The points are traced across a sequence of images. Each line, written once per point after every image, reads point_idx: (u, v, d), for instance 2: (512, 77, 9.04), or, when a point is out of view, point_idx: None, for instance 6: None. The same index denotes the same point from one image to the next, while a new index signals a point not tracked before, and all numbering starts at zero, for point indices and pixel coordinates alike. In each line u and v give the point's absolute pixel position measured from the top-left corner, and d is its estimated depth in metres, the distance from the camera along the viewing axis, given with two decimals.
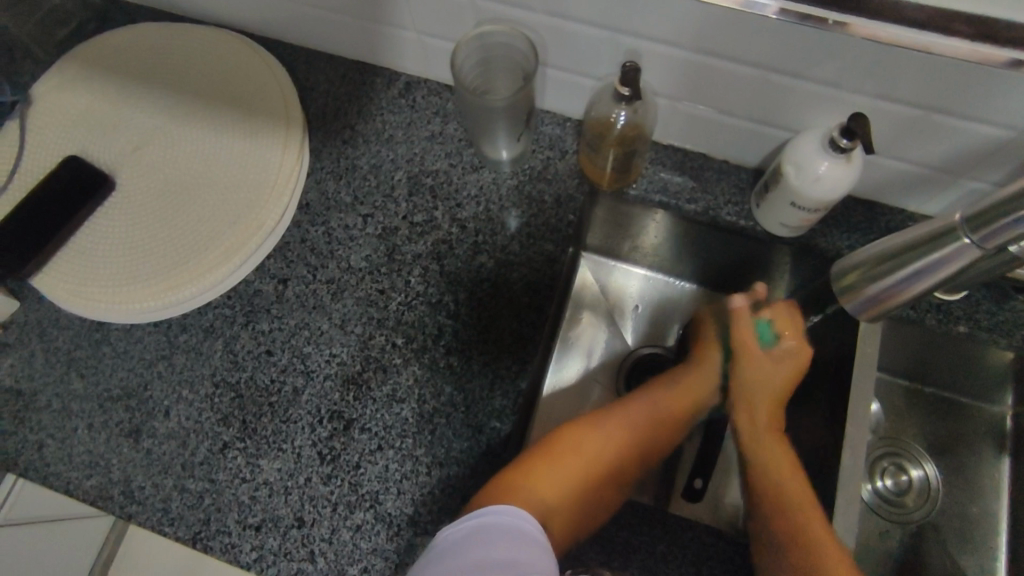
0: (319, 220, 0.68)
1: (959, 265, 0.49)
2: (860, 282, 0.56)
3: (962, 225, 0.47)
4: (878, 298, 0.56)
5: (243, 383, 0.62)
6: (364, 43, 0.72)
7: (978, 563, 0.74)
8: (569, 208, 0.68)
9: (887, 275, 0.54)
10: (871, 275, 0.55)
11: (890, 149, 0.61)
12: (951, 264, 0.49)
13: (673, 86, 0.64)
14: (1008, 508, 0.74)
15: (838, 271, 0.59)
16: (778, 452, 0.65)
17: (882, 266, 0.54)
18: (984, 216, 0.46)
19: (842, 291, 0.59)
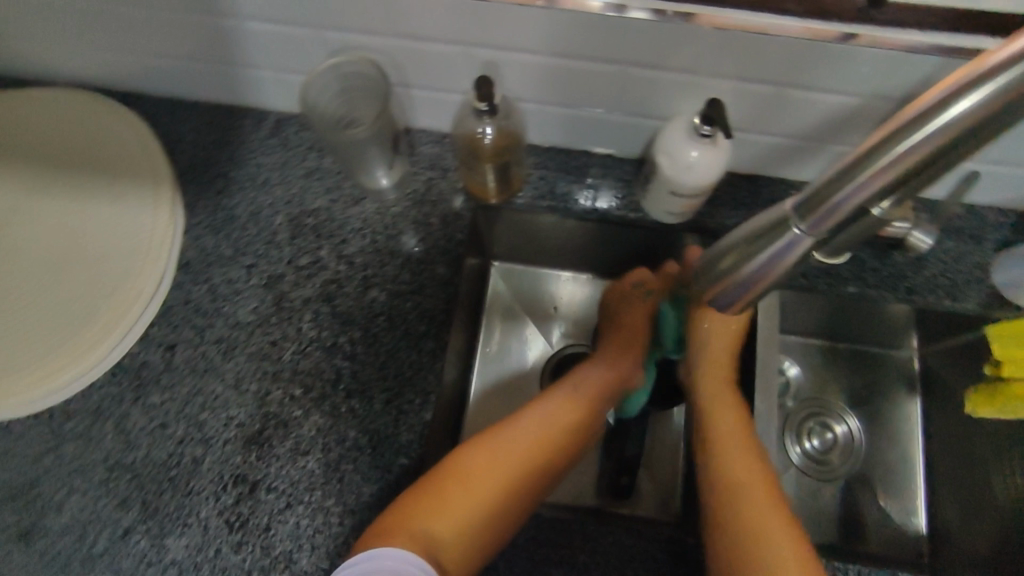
0: (201, 277, 0.66)
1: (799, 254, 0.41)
2: (716, 276, 0.48)
3: (791, 216, 0.40)
4: (739, 289, 0.47)
5: (139, 462, 0.59)
6: (224, 86, 0.69)
7: (900, 505, 0.76)
8: (458, 226, 0.67)
9: (747, 264, 0.45)
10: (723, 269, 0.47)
11: (756, 125, 0.62)
12: (789, 256, 0.42)
13: (537, 90, 0.62)
14: (922, 442, 0.78)
15: (707, 257, 0.49)
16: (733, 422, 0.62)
17: (730, 260, 0.46)
18: (811, 199, 0.39)
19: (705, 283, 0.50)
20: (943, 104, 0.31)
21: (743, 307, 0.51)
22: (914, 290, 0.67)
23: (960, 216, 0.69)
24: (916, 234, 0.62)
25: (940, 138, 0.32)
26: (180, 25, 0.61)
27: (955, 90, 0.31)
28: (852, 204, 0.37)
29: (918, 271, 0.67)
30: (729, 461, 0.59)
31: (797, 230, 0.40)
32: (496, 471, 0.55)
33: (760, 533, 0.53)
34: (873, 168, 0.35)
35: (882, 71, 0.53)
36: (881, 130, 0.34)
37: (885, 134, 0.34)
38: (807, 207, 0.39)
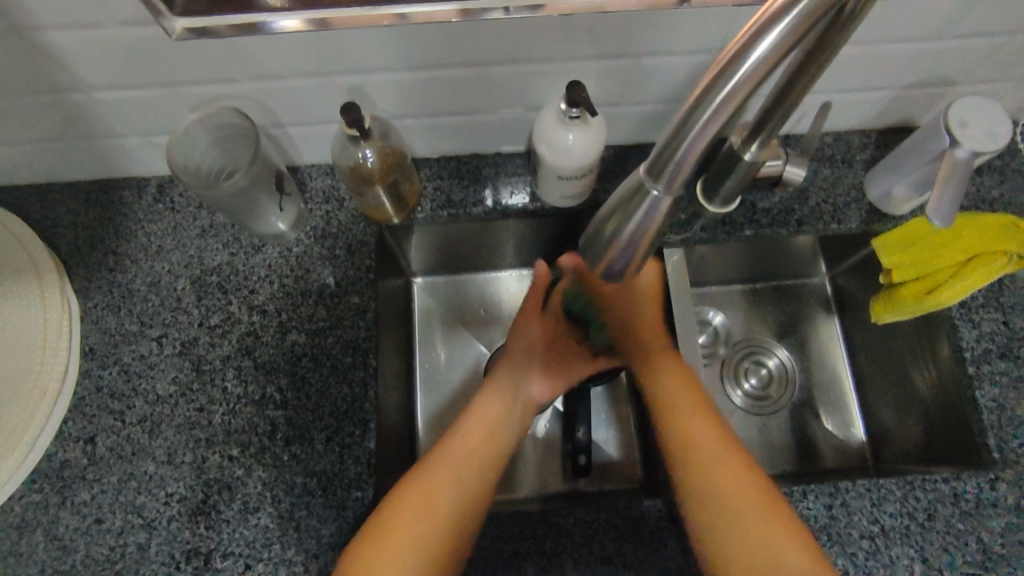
0: (109, 361, 0.63)
1: (665, 212, 0.44)
2: (602, 246, 0.48)
3: (647, 176, 0.42)
4: (627, 253, 0.48)
5: (80, 564, 0.56)
6: (93, 160, 0.67)
7: (839, 421, 0.81)
8: (364, 252, 0.67)
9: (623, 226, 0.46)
10: (604, 239, 0.47)
11: (626, 99, 0.65)
12: (658, 214, 0.44)
13: (411, 105, 0.63)
14: (847, 356, 0.84)
15: (588, 234, 0.49)
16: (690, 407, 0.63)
17: (609, 227, 0.46)
18: (659, 158, 0.41)
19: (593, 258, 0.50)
20: (745, 50, 0.36)
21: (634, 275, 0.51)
22: (803, 221, 0.71)
23: (830, 143, 0.74)
24: (789, 169, 0.66)
25: (748, 78, 0.36)
26: (30, 107, 0.59)
27: (753, 35, 0.35)
28: (697, 152, 0.39)
29: (803, 202, 0.71)
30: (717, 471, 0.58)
31: (655, 189, 0.42)
32: (440, 506, 0.56)
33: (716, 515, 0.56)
34: (698, 122, 0.38)
35: (720, 28, 0.57)
36: (702, 81, 0.37)
37: (706, 84, 0.37)
38: (655, 165, 0.41)
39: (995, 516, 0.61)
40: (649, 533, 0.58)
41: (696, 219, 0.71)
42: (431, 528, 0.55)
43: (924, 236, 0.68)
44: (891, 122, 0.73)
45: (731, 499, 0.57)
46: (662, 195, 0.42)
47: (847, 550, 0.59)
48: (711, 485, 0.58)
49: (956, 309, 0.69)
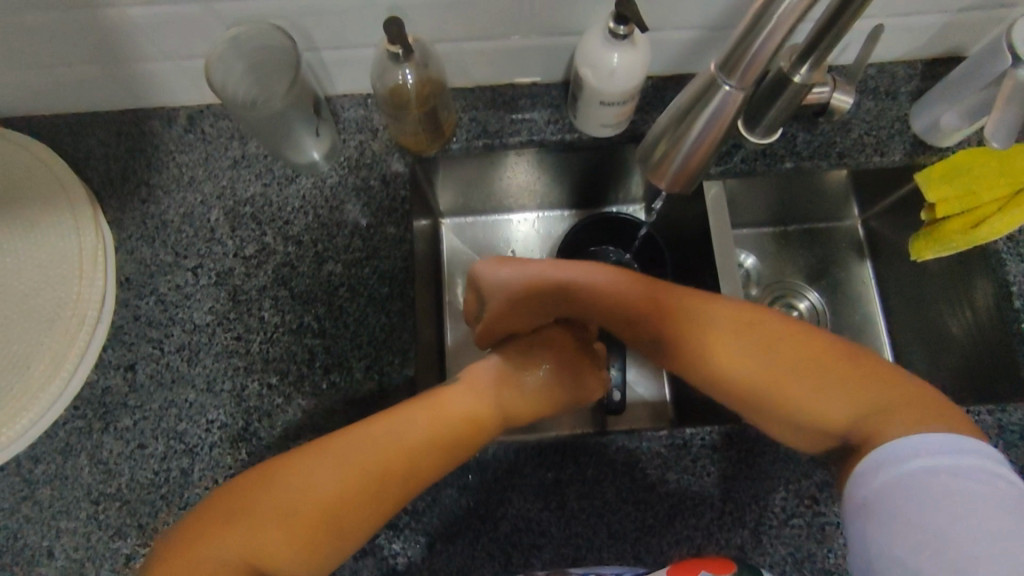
0: (145, 290, 0.63)
1: (734, 108, 0.49)
2: (668, 149, 0.54)
3: (720, 72, 0.46)
4: (681, 163, 0.54)
5: (124, 488, 0.57)
6: (122, 88, 0.65)
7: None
8: (398, 183, 0.66)
9: (686, 135, 0.52)
10: (674, 138, 0.53)
11: (669, 23, 0.63)
12: (726, 112, 0.49)
13: (448, 27, 0.61)
14: (879, 300, 0.82)
15: (647, 144, 0.56)
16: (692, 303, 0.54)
17: (679, 126, 0.52)
18: (730, 58, 0.45)
19: (654, 165, 0.56)
20: None
21: (680, 191, 0.58)
22: (846, 153, 0.69)
23: (874, 75, 0.72)
24: (837, 95, 0.63)
25: None
26: (61, 26, 0.57)
27: None
28: (771, 47, 0.42)
29: (846, 134, 0.69)
30: (761, 335, 0.50)
31: (728, 86, 0.47)
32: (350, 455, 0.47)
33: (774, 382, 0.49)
34: (770, 21, 0.40)
35: None
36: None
37: None
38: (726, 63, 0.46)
39: None
40: (691, 461, 0.57)
41: (735, 151, 0.69)
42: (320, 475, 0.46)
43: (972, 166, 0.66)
44: (939, 52, 0.71)
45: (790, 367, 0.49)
46: (733, 93, 0.47)
47: None
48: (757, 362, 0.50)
49: (1004, 244, 0.66)
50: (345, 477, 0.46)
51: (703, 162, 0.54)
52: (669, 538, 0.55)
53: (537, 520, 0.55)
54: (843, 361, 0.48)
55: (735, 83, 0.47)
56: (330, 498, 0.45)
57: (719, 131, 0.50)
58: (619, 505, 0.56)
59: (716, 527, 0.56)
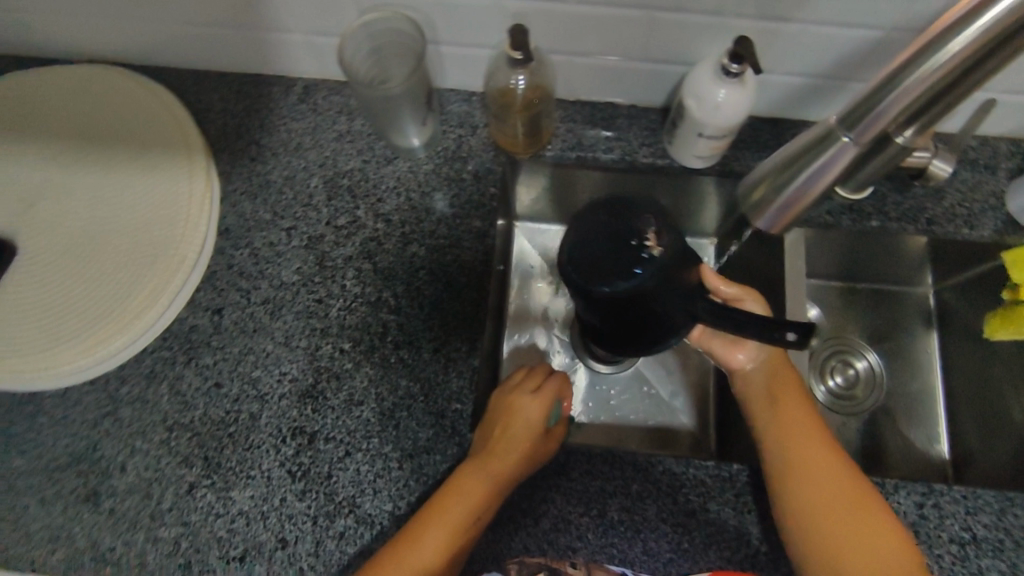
0: (242, 242, 0.67)
1: (843, 162, 0.55)
2: (770, 194, 0.61)
3: (839, 125, 0.52)
4: (784, 205, 0.60)
5: (197, 421, 0.61)
6: (253, 54, 0.70)
7: (922, 437, 0.79)
8: (490, 180, 0.69)
9: (793, 182, 0.58)
10: (777, 185, 0.60)
11: (782, 66, 0.64)
12: (835, 165, 0.55)
13: (565, 40, 0.64)
14: (941, 374, 0.80)
15: (747, 187, 0.64)
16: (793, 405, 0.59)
17: (783, 175, 0.59)
18: None
19: (755, 207, 0.63)
20: (951, 32, 0.41)
21: (783, 229, 0.64)
22: (934, 220, 0.69)
23: (975, 148, 0.71)
24: (935, 163, 0.64)
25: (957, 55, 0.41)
26: None
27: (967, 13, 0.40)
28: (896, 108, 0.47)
29: (937, 202, 0.69)
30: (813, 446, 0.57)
31: (845, 137, 0.52)
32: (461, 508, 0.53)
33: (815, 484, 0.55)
34: (902, 85, 0.45)
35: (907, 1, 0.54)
36: (907, 51, 0.44)
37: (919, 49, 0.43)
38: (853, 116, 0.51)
39: None
40: (735, 496, 0.58)
41: (823, 202, 0.70)
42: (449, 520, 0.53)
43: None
44: None
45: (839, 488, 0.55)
46: (848, 145, 0.53)
47: (934, 551, 0.57)
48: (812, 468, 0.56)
49: None
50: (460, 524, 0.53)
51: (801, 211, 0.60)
52: (702, 565, 0.56)
53: (575, 523, 0.57)
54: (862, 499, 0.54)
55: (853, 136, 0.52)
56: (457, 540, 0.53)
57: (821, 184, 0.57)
58: (657, 524, 0.57)
59: (750, 564, 0.56)
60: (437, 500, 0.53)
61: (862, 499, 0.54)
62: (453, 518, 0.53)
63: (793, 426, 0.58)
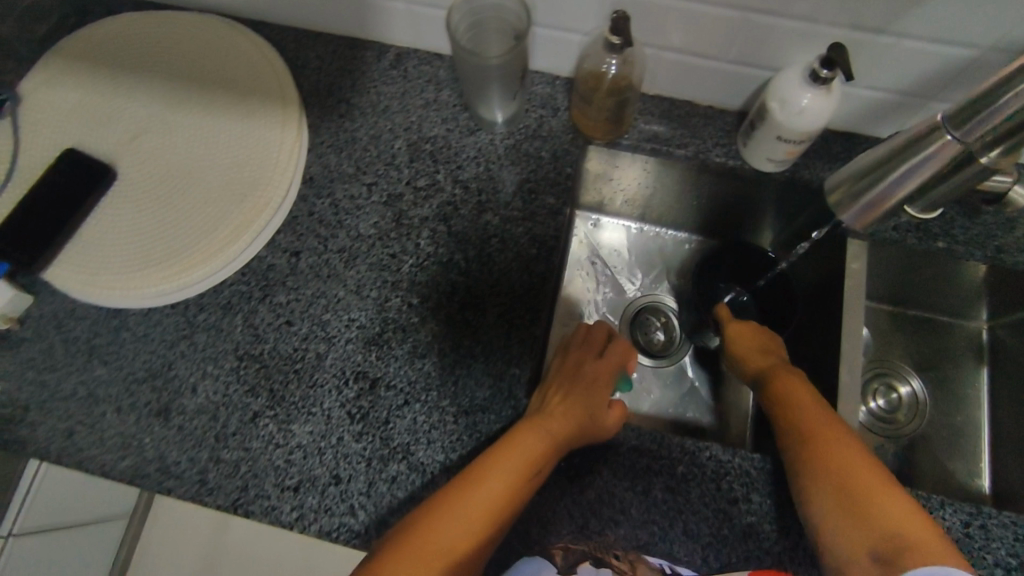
0: (324, 192, 0.70)
1: (942, 162, 0.57)
2: (855, 193, 0.65)
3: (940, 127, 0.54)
4: (867, 207, 0.65)
5: (267, 354, 0.63)
6: (353, 18, 0.73)
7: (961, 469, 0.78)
8: (566, 160, 0.71)
9: (876, 184, 0.62)
10: (862, 186, 0.64)
11: (869, 79, 0.65)
12: (933, 162, 0.57)
13: (660, 33, 0.66)
14: (988, 408, 0.80)
15: (829, 184, 0.69)
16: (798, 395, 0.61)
17: (872, 176, 0.62)
18: None
19: (841, 204, 0.67)
20: None
21: (865, 227, 0.68)
22: (1001, 248, 0.69)
23: None
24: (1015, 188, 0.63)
25: None
26: None
27: None
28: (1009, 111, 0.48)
29: (1004, 231, 0.70)
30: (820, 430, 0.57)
31: (948, 136, 0.54)
32: (517, 460, 0.55)
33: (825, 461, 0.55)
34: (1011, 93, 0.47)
35: (1008, 24, 0.56)
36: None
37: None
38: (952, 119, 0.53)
39: None
40: (779, 489, 0.58)
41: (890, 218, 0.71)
42: (507, 471, 0.54)
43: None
44: None
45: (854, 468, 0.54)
46: (949, 144, 0.55)
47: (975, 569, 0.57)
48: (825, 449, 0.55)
49: None
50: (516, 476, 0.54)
51: (888, 209, 0.64)
52: (739, 554, 0.57)
53: (620, 497, 0.58)
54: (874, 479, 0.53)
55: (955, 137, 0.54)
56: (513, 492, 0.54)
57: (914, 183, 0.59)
58: (700, 508, 0.58)
59: (788, 558, 0.57)
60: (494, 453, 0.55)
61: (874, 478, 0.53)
62: (509, 470, 0.54)
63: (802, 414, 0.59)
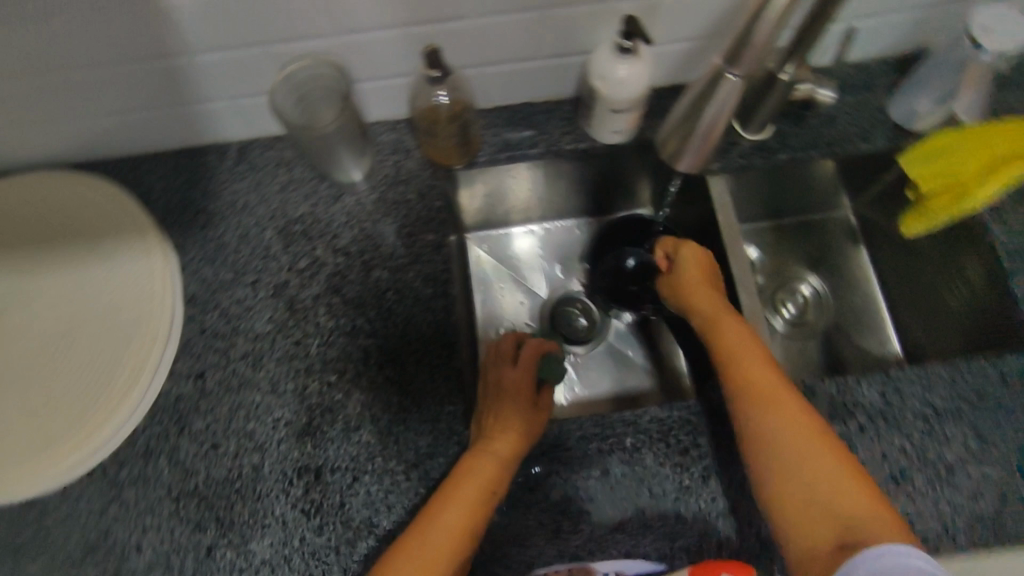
0: (209, 305, 0.69)
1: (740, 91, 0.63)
2: (687, 137, 0.69)
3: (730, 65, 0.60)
4: (702, 140, 0.69)
5: (202, 485, 0.62)
6: (182, 129, 0.72)
7: (873, 343, 0.86)
8: (433, 196, 0.73)
9: (699, 122, 0.67)
10: (690, 127, 0.68)
11: (670, 35, 0.71)
12: (735, 93, 0.63)
13: (474, 53, 0.69)
14: (876, 281, 0.88)
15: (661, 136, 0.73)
16: (750, 360, 0.60)
17: (694, 118, 0.67)
18: None
19: (678, 150, 0.71)
20: None
21: (702, 164, 0.73)
22: (833, 142, 0.76)
23: (853, 74, 0.79)
24: (819, 91, 0.71)
25: None
26: (132, 77, 0.64)
27: None
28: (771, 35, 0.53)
29: (830, 127, 0.77)
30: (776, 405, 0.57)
31: (733, 75, 0.61)
32: (469, 490, 0.55)
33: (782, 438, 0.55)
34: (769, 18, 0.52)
35: None
36: None
37: None
38: (740, 53, 0.59)
39: None
40: (719, 425, 0.62)
41: (735, 148, 0.76)
42: (462, 502, 0.54)
43: (999, 129, 0.70)
44: (908, 50, 0.79)
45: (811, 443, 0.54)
46: (737, 79, 0.61)
47: (904, 430, 0.63)
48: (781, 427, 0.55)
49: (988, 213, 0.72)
50: (471, 506, 0.54)
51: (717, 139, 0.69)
52: (705, 496, 0.60)
53: (584, 488, 0.60)
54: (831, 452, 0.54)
55: (739, 71, 0.61)
56: (472, 522, 0.54)
57: (727, 113, 0.65)
58: (658, 469, 0.61)
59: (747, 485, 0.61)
60: (446, 490, 0.55)
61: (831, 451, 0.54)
62: (463, 500, 0.54)
63: (755, 387, 0.58)
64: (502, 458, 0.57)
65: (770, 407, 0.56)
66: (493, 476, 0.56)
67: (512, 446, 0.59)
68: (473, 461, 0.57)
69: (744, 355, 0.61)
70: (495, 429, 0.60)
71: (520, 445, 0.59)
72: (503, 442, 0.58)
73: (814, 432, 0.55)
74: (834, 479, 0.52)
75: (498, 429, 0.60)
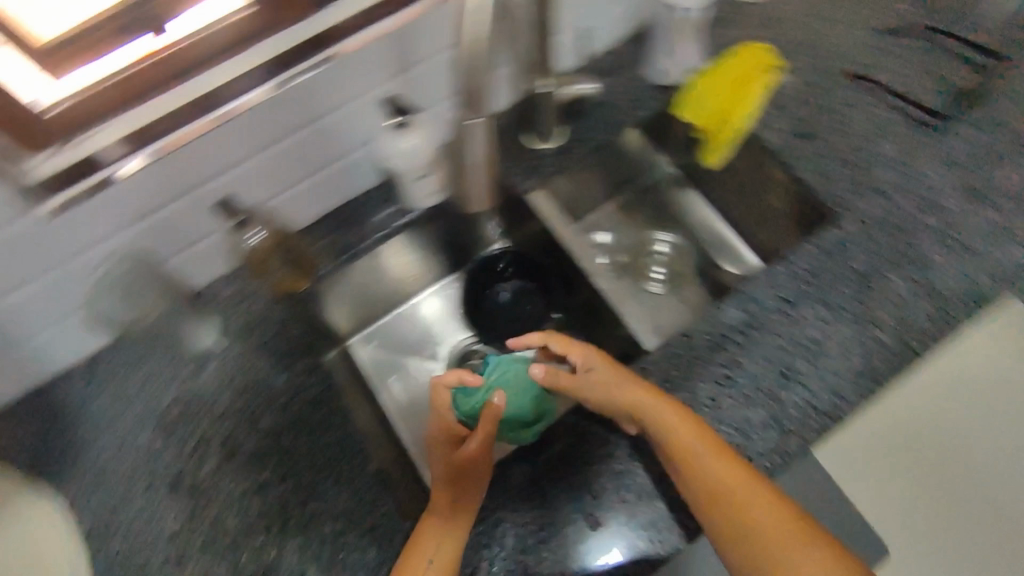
0: (108, 533, 0.65)
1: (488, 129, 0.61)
2: (468, 182, 0.67)
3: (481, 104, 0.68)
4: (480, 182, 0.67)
5: None
6: (15, 377, 0.70)
7: (728, 260, 0.95)
8: (291, 324, 0.76)
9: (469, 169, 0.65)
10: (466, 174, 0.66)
11: (435, 96, 0.77)
12: (483, 134, 0.61)
13: (267, 186, 0.72)
14: (714, 212, 0.98)
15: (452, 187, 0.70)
16: (698, 454, 0.60)
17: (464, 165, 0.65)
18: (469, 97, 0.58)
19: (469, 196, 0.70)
20: None
21: (492, 200, 0.71)
22: (615, 122, 0.85)
23: (608, 57, 0.88)
24: (581, 88, 0.79)
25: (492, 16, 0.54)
26: None
27: None
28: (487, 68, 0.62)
29: (607, 111, 0.85)
30: (727, 494, 0.59)
31: (474, 117, 0.59)
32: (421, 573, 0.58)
33: (743, 523, 0.59)
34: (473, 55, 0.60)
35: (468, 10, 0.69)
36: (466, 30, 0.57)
37: None
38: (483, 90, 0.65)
39: (856, 252, 0.76)
40: None
41: (540, 160, 0.83)
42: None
43: (737, 60, 0.85)
44: (638, 24, 0.89)
45: (773, 519, 0.59)
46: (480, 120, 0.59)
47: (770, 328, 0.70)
48: (743, 516, 0.59)
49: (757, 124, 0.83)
50: None
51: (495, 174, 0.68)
52: (634, 471, 0.66)
53: (530, 517, 0.65)
54: (793, 526, 0.59)
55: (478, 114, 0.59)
56: None
57: (486, 151, 0.63)
58: (586, 469, 0.67)
59: None
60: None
61: (796, 528, 0.59)
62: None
63: (712, 487, 0.59)
64: (449, 530, 0.61)
65: (719, 500, 0.59)
66: (442, 546, 0.60)
67: (455, 516, 0.62)
68: (422, 542, 0.61)
69: (688, 448, 0.61)
70: (438, 504, 0.63)
71: (462, 506, 0.63)
72: (442, 517, 0.62)
73: (766, 510, 0.59)
74: (800, 557, 0.57)
75: (438, 500, 0.63)
